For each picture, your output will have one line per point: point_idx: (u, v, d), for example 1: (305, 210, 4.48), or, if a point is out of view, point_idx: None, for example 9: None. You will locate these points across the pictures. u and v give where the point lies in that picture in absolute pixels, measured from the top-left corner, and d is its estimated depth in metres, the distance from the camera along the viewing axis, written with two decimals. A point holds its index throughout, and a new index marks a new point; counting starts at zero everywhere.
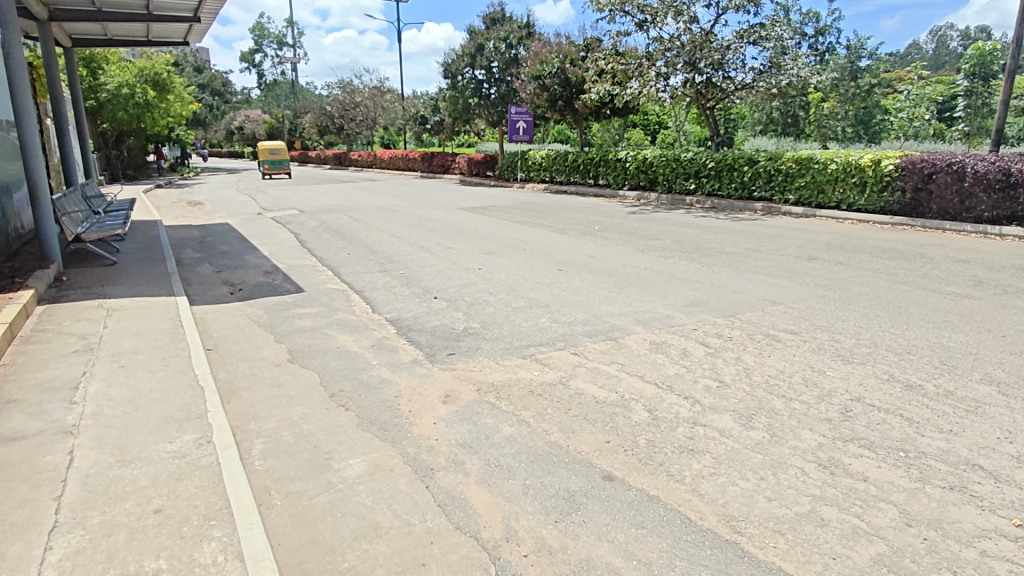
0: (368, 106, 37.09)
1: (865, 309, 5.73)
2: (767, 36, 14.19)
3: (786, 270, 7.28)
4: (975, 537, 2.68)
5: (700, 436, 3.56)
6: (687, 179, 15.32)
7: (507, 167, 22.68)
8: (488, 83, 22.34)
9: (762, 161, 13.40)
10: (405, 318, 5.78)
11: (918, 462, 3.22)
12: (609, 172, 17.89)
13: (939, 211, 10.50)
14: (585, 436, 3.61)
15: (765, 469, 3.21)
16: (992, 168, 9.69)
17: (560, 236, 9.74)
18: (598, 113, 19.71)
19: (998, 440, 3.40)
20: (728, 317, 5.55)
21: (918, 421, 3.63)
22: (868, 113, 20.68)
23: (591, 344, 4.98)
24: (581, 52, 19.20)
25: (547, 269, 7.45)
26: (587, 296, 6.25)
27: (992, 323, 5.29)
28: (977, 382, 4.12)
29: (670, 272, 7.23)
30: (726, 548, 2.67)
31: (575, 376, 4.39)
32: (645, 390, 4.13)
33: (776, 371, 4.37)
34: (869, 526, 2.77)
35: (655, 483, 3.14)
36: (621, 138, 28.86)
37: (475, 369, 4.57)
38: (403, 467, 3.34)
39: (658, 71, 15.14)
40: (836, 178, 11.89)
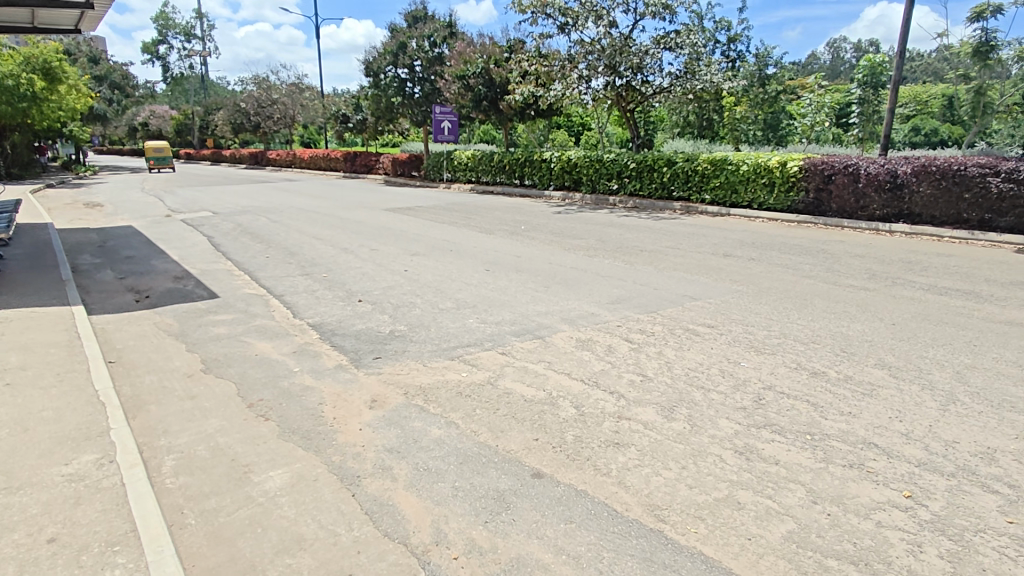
0: (286, 103, 35.71)
1: (775, 302, 6.07)
2: (682, 43, 14.78)
3: (703, 266, 7.61)
4: (872, 510, 2.89)
5: (626, 429, 3.66)
6: (610, 180, 15.72)
7: (432, 167, 22.45)
8: (412, 82, 22.06)
9: (680, 162, 13.97)
10: (329, 322, 5.60)
11: (823, 444, 3.45)
12: (534, 172, 18.10)
13: (838, 209, 11.32)
14: (514, 435, 3.63)
15: (686, 459, 3.34)
16: (882, 170, 10.55)
17: (487, 236, 9.75)
18: (522, 114, 19.84)
19: (891, 420, 3.70)
20: (650, 314, 5.73)
21: (822, 405, 3.89)
22: (775, 117, 21.94)
23: (519, 343, 5.01)
24: (505, 53, 19.33)
25: (475, 270, 7.44)
26: (515, 296, 6.29)
27: (885, 312, 5.75)
28: (872, 366, 4.48)
29: (595, 270, 7.40)
30: (651, 537, 2.75)
31: (504, 375, 4.41)
32: (572, 387, 4.21)
33: (695, 364, 4.56)
34: (780, 506, 2.94)
35: (583, 478, 3.20)
36: (546, 138, 29.22)
37: (403, 372, 4.49)
38: (328, 477, 3.24)
39: (580, 73, 15.47)
40: (747, 178, 12.56)
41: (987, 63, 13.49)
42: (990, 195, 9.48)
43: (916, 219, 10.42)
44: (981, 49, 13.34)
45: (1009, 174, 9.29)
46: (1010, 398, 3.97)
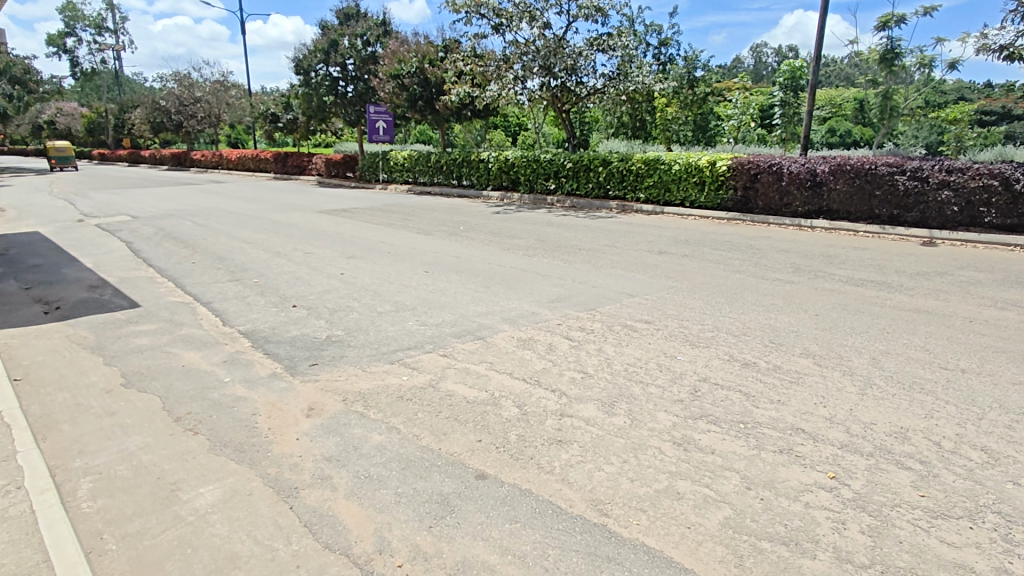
0: (210, 101, 34.16)
1: (708, 297, 6.29)
2: (614, 45, 15.09)
3: (639, 264, 7.79)
4: (801, 492, 3.03)
5: (568, 426, 3.69)
6: (547, 180, 15.88)
7: (368, 168, 22.01)
8: (345, 81, 21.57)
9: (615, 162, 14.27)
10: (262, 330, 5.38)
11: (755, 432, 3.59)
12: (472, 173, 18.06)
13: (765, 206, 11.86)
14: (456, 437, 3.59)
15: (627, 453, 3.41)
16: (803, 169, 11.12)
17: (425, 237, 9.65)
18: (459, 114, 19.76)
19: (816, 406, 3.89)
20: (590, 311, 5.81)
21: (753, 394, 4.06)
22: (704, 118, 22.76)
23: (460, 344, 4.97)
24: (440, 52, 19.20)
25: (413, 271, 7.34)
26: (455, 296, 6.25)
27: (809, 303, 6.06)
28: (798, 356, 4.70)
29: (534, 270, 7.45)
30: (595, 531, 2.78)
31: (446, 378, 4.36)
32: (515, 387, 4.21)
33: (634, 359, 4.66)
34: (716, 494, 3.03)
35: (527, 477, 3.20)
36: (484, 139, 29.20)
37: (341, 378, 4.37)
38: (263, 490, 3.10)
39: (516, 74, 15.58)
40: (679, 177, 12.96)
41: (892, 69, 14.48)
42: (898, 192, 10.17)
43: (834, 215, 11.06)
44: (887, 56, 14.31)
45: (914, 173, 9.99)
46: (920, 380, 4.27)
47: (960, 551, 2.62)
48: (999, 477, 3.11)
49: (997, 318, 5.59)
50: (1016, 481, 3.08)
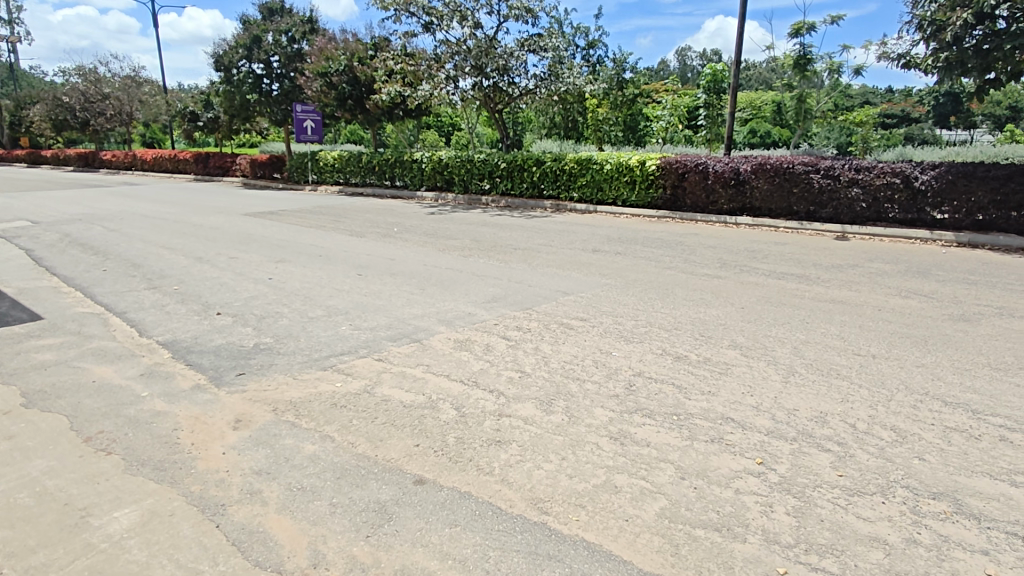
0: (120, 98, 32.09)
1: (640, 293, 6.45)
2: (545, 46, 15.25)
3: (574, 262, 7.90)
4: (731, 479, 3.14)
5: (506, 426, 3.68)
6: (482, 180, 15.88)
7: (296, 169, 21.30)
8: (269, 78, 20.76)
9: (548, 162, 14.41)
10: (182, 340, 5.09)
11: (687, 423, 3.69)
12: (405, 173, 17.79)
13: (692, 204, 12.28)
14: (394, 443, 3.51)
15: (565, 449, 3.43)
16: (727, 168, 11.58)
17: (358, 240, 9.42)
18: (390, 114, 19.45)
19: (744, 395, 4.05)
20: (526, 310, 5.83)
21: (685, 386, 4.18)
22: (634, 119, 23.36)
23: (395, 348, 4.88)
24: (369, 50, 18.82)
25: (345, 275, 7.14)
26: (389, 299, 6.13)
27: (735, 297, 6.32)
28: (727, 348, 4.89)
29: (470, 270, 7.41)
30: (535, 530, 2.78)
31: (381, 382, 4.26)
32: (452, 389, 4.16)
33: (570, 356, 4.70)
34: (652, 485, 3.10)
35: (466, 480, 3.16)
36: (416, 139, 28.87)
37: (271, 388, 4.18)
38: (187, 509, 2.92)
39: (448, 73, 15.49)
40: (610, 177, 13.24)
41: (805, 73, 15.32)
42: (814, 189, 10.76)
43: (756, 212, 11.60)
44: (800, 61, 15.14)
45: (827, 171, 10.59)
46: (837, 366, 4.53)
47: (874, 525, 2.79)
48: (905, 454, 3.34)
49: (903, 306, 6.00)
50: (921, 456, 3.31)
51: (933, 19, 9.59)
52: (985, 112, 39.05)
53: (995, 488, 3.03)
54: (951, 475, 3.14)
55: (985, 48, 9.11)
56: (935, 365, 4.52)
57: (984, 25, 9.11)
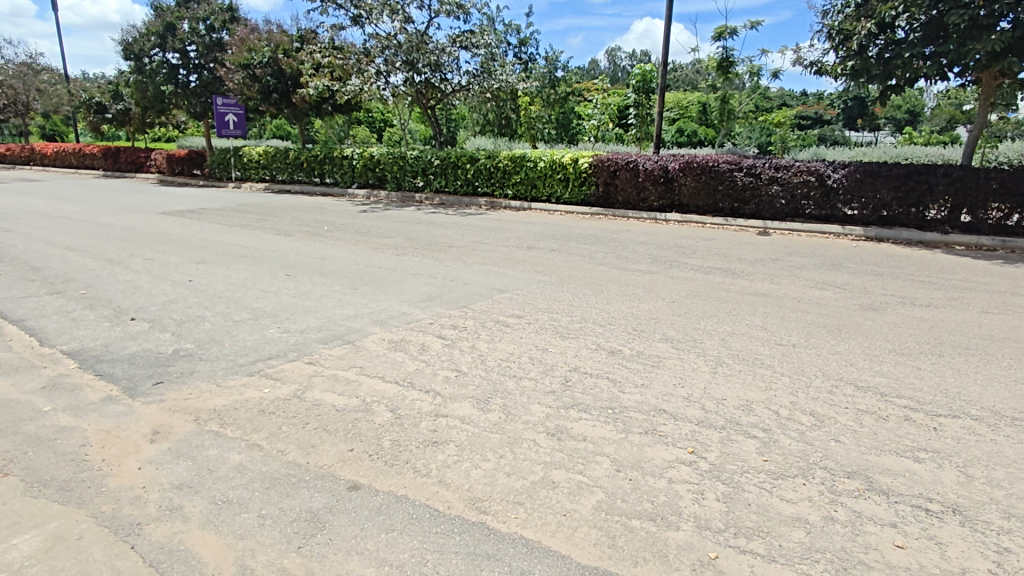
0: (15, 86, 29.56)
1: (575, 289, 6.53)
2: (477, 42, 15.22)
3: (510, 259, 7.90)
4: (665, 469, 3.22)
5: (443, 427, 3.63)
6: (415, 177, 15.64)
7: (219, 165, 20.32)
8: (186, 69, 19.68)
9: (481, 159, 14.37)
10: (91, 348, 4.73)
11: (622, 416, 3.76)
12: (335, 170, 17.29)
13: (624, 201, 12.57)
14: (326, 448, 3.39)
15: (503, 447, 3.41)
16: (656, 166, 11.91)
17: (286, 239, 9.07)
18: (319, 109, 18.88)
19: (675, 387, 4.17)
20: (462, 309, 5.78)
21: (619, 380, 4.26)
22: (566, 117, 23.77)
23: (327, 350, 4.72)
24: (295, 42, 18.13)
25: (273, 275, 6.85)
26: (320, 300, 5.94)
27: (666, 291, 6.50)
28: (659, 341, 5.01)
29: (404, 269, 7.28)
30: (474, 530, 2.75)
31: (312, 387, 4.11)
32: (387, 390, 4.07)
33: (506, 354, 4.70)
34: (589, 479, 3.14)
35: (403, 483, 3.09)
36: (347, 135, 28.30)
37: (192, 396, 3.94)
38: (97, 531, 2.71)
39: (378, 68, 15.17)
40: (544, 174, 13.37)
41: (727, 75, 15.95)
42: (737, 187, 11.25)
43: (684, 208, 12.01)
44: (723, 63, 15.74)
45: (749, 170, 11.08)
46: (761, 355, 4.74)
47: (797, 505, 2.93)
48: (823, 436, 3.53)
49: (819, 297, 6.35)
50: (836, 438, 3.51)
51: (841, 28, 10.24)
52: (887, 115, 42.08)
53: (902, 465, 3.25)
54: (863, 455, 3.34)
55: (887, 57, 9.77)
56: (848, 352, 4.81)
57: (885, 34, 9.77)
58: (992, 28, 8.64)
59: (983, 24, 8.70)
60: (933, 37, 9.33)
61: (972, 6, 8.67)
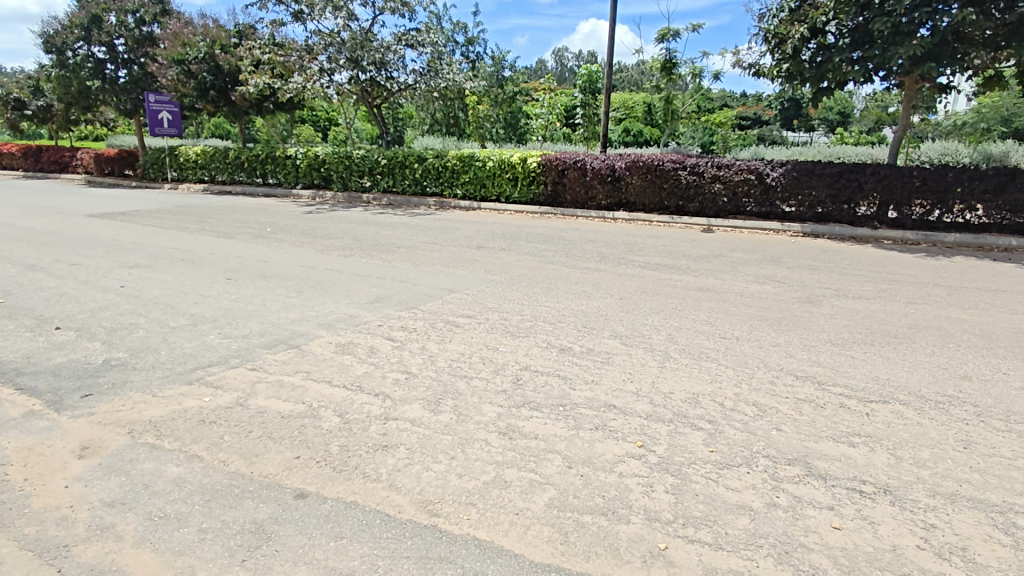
0: None
1: (525, 288, 6.55)
2: (423, 41, 15.08)
3: (460, 259, 7.86)
4: (615, 464, 3.26)
5: (393, 430, 3.57)
6: (362, 177, 15.37)
7: (153, 166, 19.44)
8: (114, 64, 18.72)
9: (429, 159, 14.26)
10: (11, 361, 4.43)
11: (573, 413, 3.79)
12: (278, 170, 16.80)
13: (572, 200, 12.70)
14: (271, 457, 3.28)
15: (454, 449, 3.39)
16: (603, 165, 12.08)
17: (225, 242, 8.74)
18: (260, 107, 18.32)
19: (624, 382, 4.23)
20: (411, 310, 5.71)
21: (570, 377, 4.30)
22: (514, 117, 23.86)
23: (271, 355, 4.58)
24: (232, 38, 17.51)
25: (213, 279, 6.59)
26: (264, 304, 5.75)
27: (614, 288, 6.60)
28: (608, 338, 5.08)
29: (352, 270, 7.14)
30: (426, 534, 2.72)
31: (255, 394, 3.97)
32: (335, 395, 3.97)
33: (457, 354, 4.66)
34: (541, 476, 3.15)
35: (352, 489, 3.03)
36: (290, 134, 27.63)
37: (124, 408, 3.75)
38: (19, 556, 2.54)
39: (321, 65, 14.82)
40: (493, 174, 13.36)
41: (670, 76, 16.32)
42: (682, 185, 11.54)
43: (631, 207, 12.23)
44: (666, 65, 16.09)
45: (693, 168, 11.38)
46: (706, 349, 4.87)
47: (741, 493, 3.02)
48: (765, 426, 3.65)
49: (759, 291, 6.58)
50: (778, 427, 3.64)
51: (776, 32, 10.63)
52: (821, 116, 44.01)
53: (838, 450, 3.39)
54: (802, 442, 3.48)
55: (819, 61, 10.24)
56: (787, 344, 5.00)
57: (816, 39, 10.20)
58: (913, 34, 9.12)
59: (905, 30, 9.16)
60: (860, 43, 9.81)
61: (895, 13, 9.14)
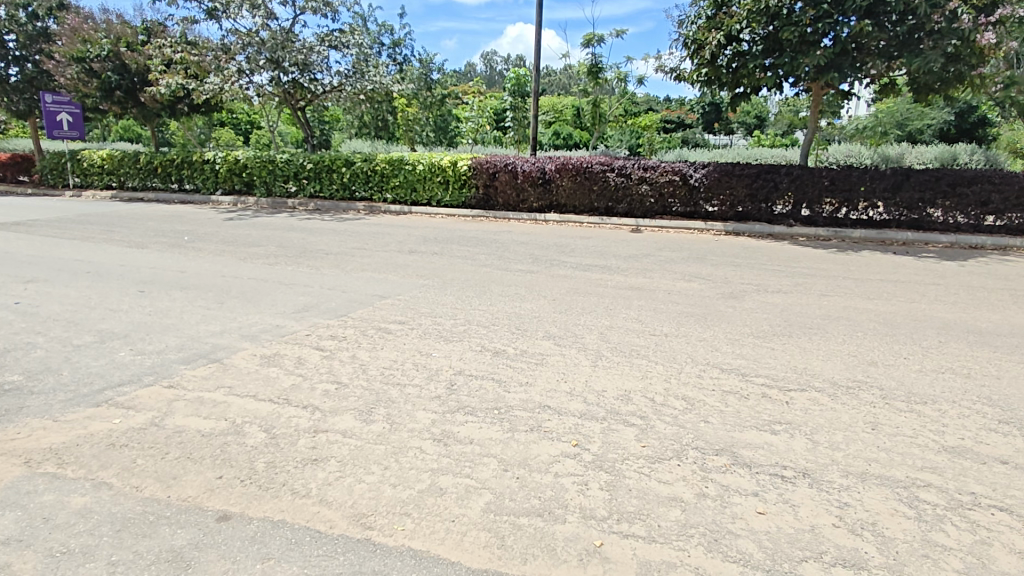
0: None
1: (458, 292, 6.51)
2: (347, 42, 14.77)
3: (391, 264, 7.73)
4: (550, 464, 3.28)
5: (323, 442, 3.45)
6: (287, 182, 14.90)
7: (53, 172, 18.06)
8: (4, 60, 17.26)
9: (357, 163, 13.97)
10: None
11: (508, 415, 3.79)
12: (195, 175, 15.96)
13: (504, 203, 12.76)
14: (190, 479, 3.10)
15: (388, 459, 3.31)
16: (534, 168, 12.23)
17: (137, 252, 8.22)
18: (173, 109, 17.38)
19: (559, 383, 4.26)
20: (341, 318, 5.56)
21: (505, 380, 4.29)
22: (444, 120, 23.71)
23: (190, 371, 4.33)
24: (140, 35, 16.54)
25: (123, 292, 6.18)
26: (181, 316, 5.45)
27: (546, 290, 6.67)
28: (542, 339, 5.12)
29: (277, 279, 6.88)
30: (359, 548, 2.64)
31: (172, 413, 3.73)
32: (260, 409, 3.80)
33: (389, 362, 4.57)
34: (477, 481, 3.12)
35: (280, 506, 2.90)
36: (209, 137, 26.38)
37: (20, 437, 3.44)
38: None
39: (239, 66, 14.23)
40: (423, 177, 13.22)
41: (597, 80, 16.69)
42: (610, 187, 11.80)
43: (562, 209, 12.40)
44: (593, 69, 16.43)
45: (620, 170, 11.67)
46: (637, 346, 4.99)
47: (672, 486, 3.10)
48: (694, 419, 3.77)
49: (685, 288, 6.82)
50: (706, 419, 3.77)
51: (695, 38, 11.08)
52: (739, 120, 46.26)
53: (761, 438, 3.54)
54: (728, 432, 3.61)
55: (735, 67, 10.77)
56: (713, 338, 5.19)
57: (732, 46, 10.61)
58: (817, 44, 9.73)
59: (810, 40, 9.75)
60: (771, 50, 10.32)
61: (801, 23, 9.65)
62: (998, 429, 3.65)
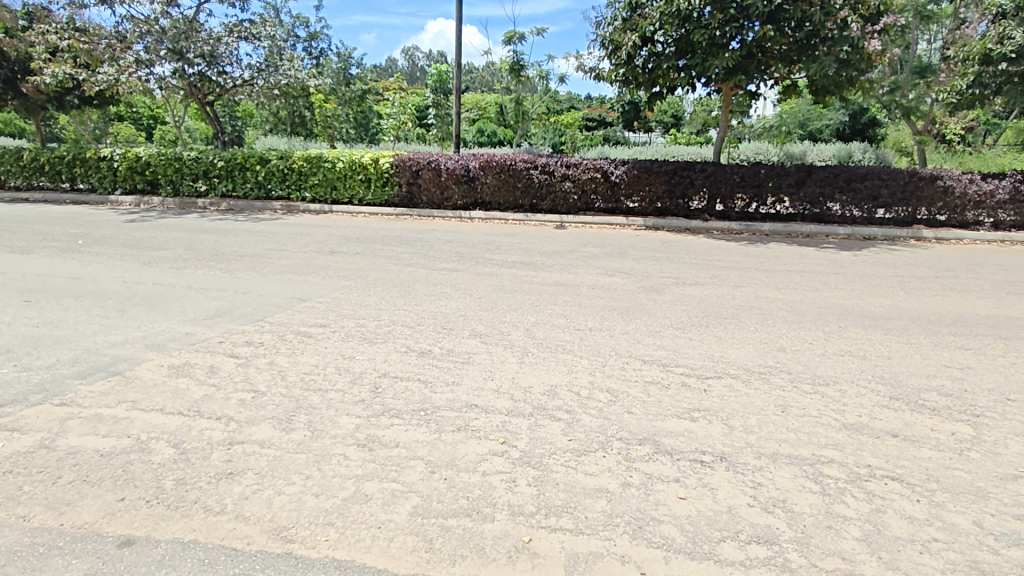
0: None
1: (382, 292, 6.37)
2: (258, 34, 14.12)
3: (311, 265, 7.47)
4: (478, 463, 3.26)
5: (239, 455, 3.28)
6: (196, 181, 14.09)
7: None
8: None
9: (273, 161, 13.40)
10: None
11: (435, 416, 3.74)
12: (90, 174, 14.77)
13: (428, 201, 12.61)
14: (88, 503, 2.86)
15: (310, 467, 3.18)
16: (457, 165, 12.16)
17: (21, 257, 7.53)
18: (62, 101, 16.02)
19: (485, 381, 4.25)
20: (257, 323, 5.30)
21: (431, 380, 4.24)
22: (365, 116, 23.09)
23: (86, 386, 4.00)
24: (20, 20, 15.13)
25: (5, 303, 5.63)
26: (75, 327, 5.03)
27: (471, 288, 6.64)
28: (468, 337, 5.09)
29: (185, 283, 6.48)
30: (279, 563, 2.52)
31: (67, 432, 3.44)
32: (168, 423, 3.56)
33: (310, 367, 4.40)
34: (403, 485, 3.06)
35: (191, 526, 2.73)
36: (106, 132, 24.51)
37: None
38: None
39: (138, 56, 13.28)
40: (343, 175, 12.85)
41: (519, 77, 16.79)
42: (534, 184, 11.91)
43: (487, 206, 12.41)
44: (514, 66, 16.50)
45: (544, 168, 11.80)
46: (562, 342, 5.05)
47: (598, 477, 3.16)
48: (618, 410, 3.86)
49: (607, 283, 6.99)
50: (629, 410, 3.87)
51: (612, 39, 11.36)
52: (657, 119, 47.74)
53: (681, 426, 3.68)
54: (650, 422, 3.72)
55: (650, 67, 11.12)
56: (635, 331, 5.35)
57: (647, 47, 10.96)
58: (726, 47, 10.21)
59: (719, 42, 10.22)
60: (684, 51, 10.72)
61: (710, 26, 10.08)
62: (890, 405, 3.96)
